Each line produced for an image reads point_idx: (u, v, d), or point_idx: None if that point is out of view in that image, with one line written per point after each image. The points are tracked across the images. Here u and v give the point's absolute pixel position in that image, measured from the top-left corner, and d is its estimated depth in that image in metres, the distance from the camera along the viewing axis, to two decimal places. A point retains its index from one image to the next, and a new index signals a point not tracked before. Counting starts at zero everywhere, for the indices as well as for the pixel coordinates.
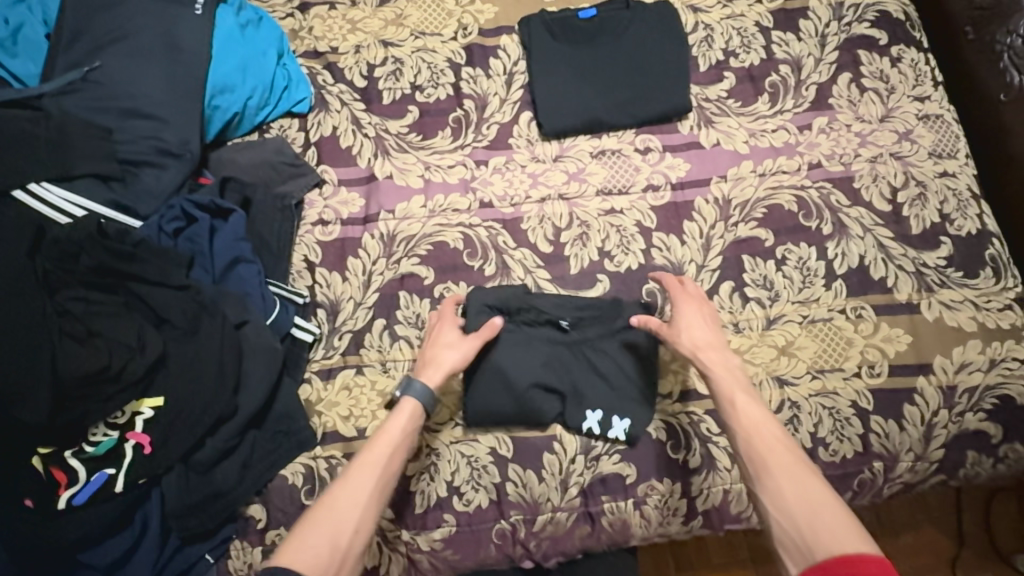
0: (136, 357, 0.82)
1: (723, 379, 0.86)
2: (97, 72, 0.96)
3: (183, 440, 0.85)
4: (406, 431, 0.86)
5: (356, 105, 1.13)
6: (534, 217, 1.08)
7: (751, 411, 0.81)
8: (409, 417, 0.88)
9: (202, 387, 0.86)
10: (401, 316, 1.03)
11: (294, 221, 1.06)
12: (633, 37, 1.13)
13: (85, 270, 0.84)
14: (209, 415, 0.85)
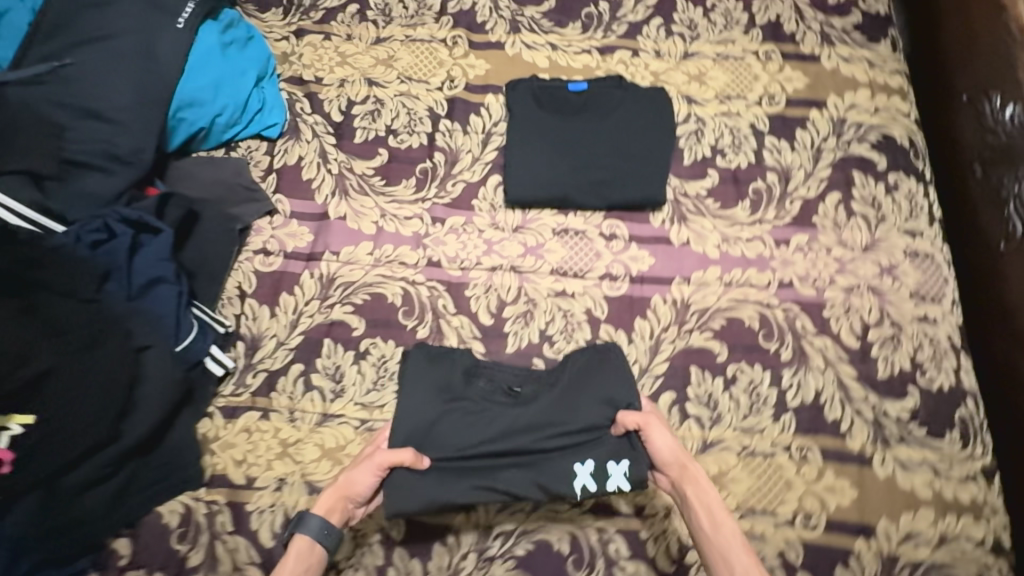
0: (18, 368, 0.80)
1: (705, 508, 0.84)
2: (67, 69, 0.94)
3: (49, 461, 0.81)
4: (308, 563, 0.83)
5: (327, 138, 1.11)
6: (480, 285, 1.03)
7: (744, 556, 0.81)
8: (308, 560, 0.83)
9: (83, 409, 0.82)
10: (320, 365, 0.98)
11: (235, 247, 1.02)
12: (621, 117, 1.09)
13: None
14: (85, 440, 0.82)
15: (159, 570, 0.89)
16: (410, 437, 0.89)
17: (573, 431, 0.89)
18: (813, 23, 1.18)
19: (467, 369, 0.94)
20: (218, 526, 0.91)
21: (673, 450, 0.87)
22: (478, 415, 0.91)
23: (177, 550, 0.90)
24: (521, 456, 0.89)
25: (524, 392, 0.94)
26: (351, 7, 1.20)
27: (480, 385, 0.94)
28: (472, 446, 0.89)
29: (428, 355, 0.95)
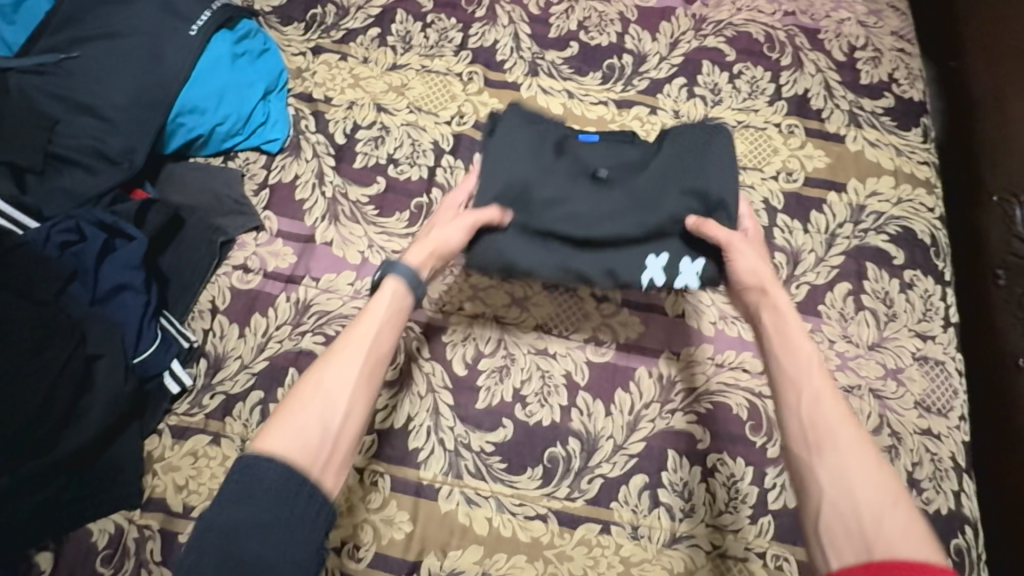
0: None
1: (785, 332, 0.74)
2: (71, 62, 0.94)
3: None
4: (388, 325, 0.74)
5: (327, 159, 1.09)
6: (459, 332, 0.99)
7: (821, 385, 0.68)
8: (396, 298, 0.76)
9: (22, 411, 0.80)
10: (280, 395, 0.94)
11: (214, 259, 0.99)
12: None
13: None
14: (15, 445, 0.79)
15: None
16: (501, 196, 0.85)
17: (653, 227, 0.85)
18: (843, 101, 1.13)
19: (552, 151, 0.89)
20: (146, 553, 0.86)
21: (755, 273, 0.81)
22: (563, 212, 0.85)
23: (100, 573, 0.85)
24: (607, 245, 0.86)
25: (613, 177, 0.88)
26: (372, 30, 1.19)
27: (567, 164, 0.88)
28: (562, 226, 0.85)
29: (521, 113, 0.92)
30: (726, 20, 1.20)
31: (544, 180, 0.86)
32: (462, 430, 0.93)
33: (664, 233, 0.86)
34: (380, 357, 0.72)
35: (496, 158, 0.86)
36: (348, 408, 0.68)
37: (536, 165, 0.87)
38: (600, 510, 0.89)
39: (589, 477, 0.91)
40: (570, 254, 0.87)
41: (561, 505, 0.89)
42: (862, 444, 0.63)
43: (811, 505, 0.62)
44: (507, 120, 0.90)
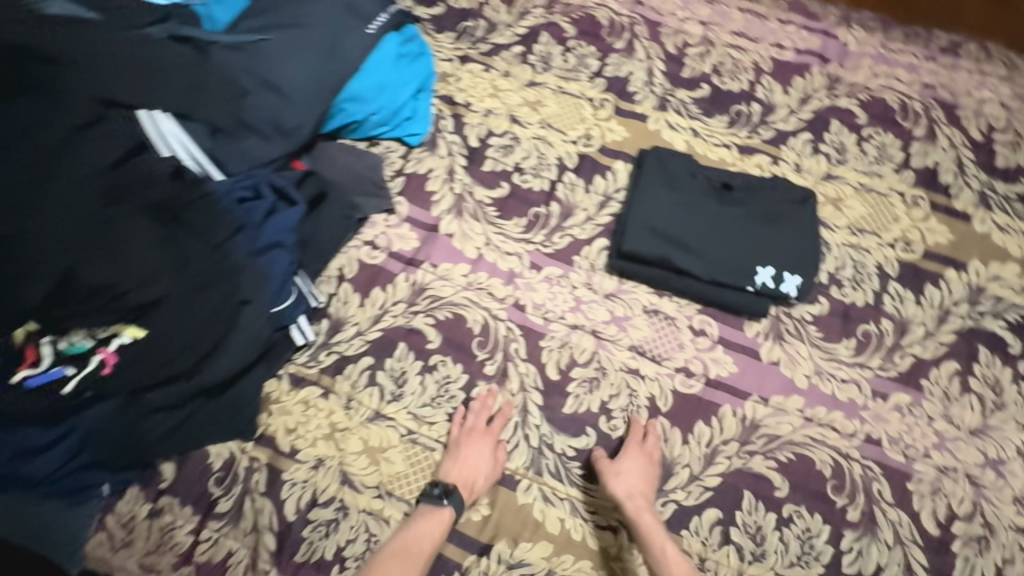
0: (139, 290, 0.86)
1: (648, 533, 0.87)
2: (264, 43, 1.05)
3: (137, 377, 0.88)
4: (431, 531, 0.88)
5: (459, 159, 1.18)
6: (557, 338, 1.04)
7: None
8: (438, 523, 0.88)
9: (183, 339, 0.89)
10: (388, 365, 1.02)
11: (349, 233, 1.10)
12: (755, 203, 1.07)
13: (148, 198, 0.89)
14: (170, 367, 0.89)
15: (189, 505, 0.94)
16: (647, 219, 1.04)
17: (779, 252, 1.03)
18: (973, 180, 1.12)
19: (691, 168, 1.10)
20: (252, 483, 0.95)
21: (631, 485, 0.91)
22: (701, 224, 1.05)
23: (210, 493, 0.95)
24: (746, 260, 1.03)
25: (735, 192, 1.08)
26: (516, 48, 1.28)
27: (701, 182, 1.09)
28: (702, 242, 1.03)
29: (661, 154, 1.11)
30: (860, 84, 1.21)
31: (684, 211, 1.05)
32: (547, 430, 0.98)
33: (783, 257, 1.03)
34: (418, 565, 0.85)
35: (644, 185, 1.08)
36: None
37: (676, 187, 1.08)
38: (670, 535, 0.91)
39: (662, 500, 0.93)
40: (722, 271, 1.02)
41: (633, 522, 0.92)
42: None
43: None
44: (651, 154, 1.11)
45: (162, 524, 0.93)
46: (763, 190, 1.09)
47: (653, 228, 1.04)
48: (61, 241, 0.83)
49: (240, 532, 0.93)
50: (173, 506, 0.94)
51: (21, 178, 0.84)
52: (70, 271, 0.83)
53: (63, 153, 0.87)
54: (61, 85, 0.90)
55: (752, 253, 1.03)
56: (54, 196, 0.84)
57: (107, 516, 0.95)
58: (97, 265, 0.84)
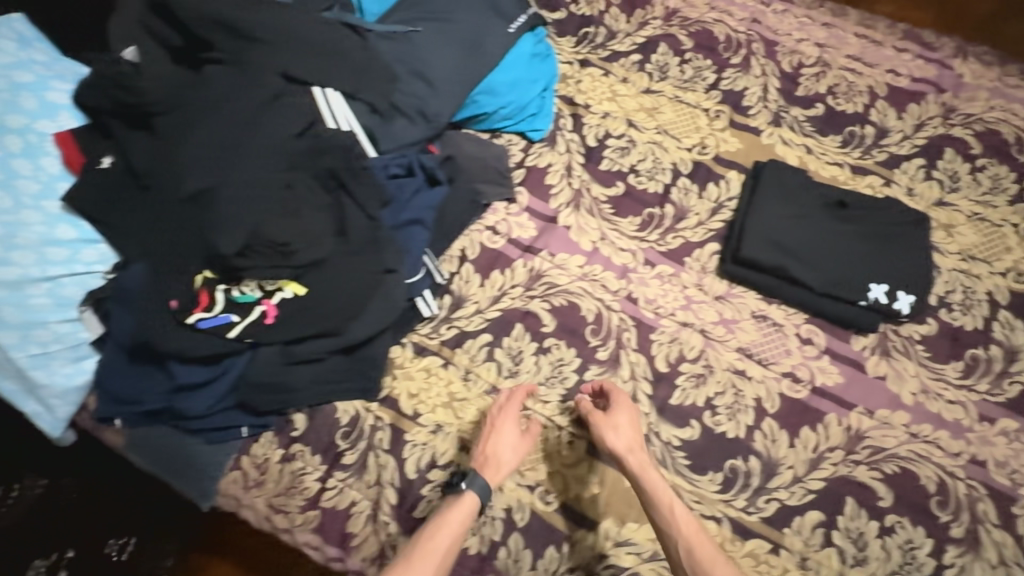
0: (308, 249, 0.95)
1: (653, 487, 0.91)
2: (415, 34, 1.14)
3: (293, 329, 0.96)
4: (458, 520, 0.91)
5: (577, 156, 1.24)
6: (667, 334, 1.08)
7: (698, 536, 0.87)
8: (466, 510, 0.92)
9: (337, 299, 0.96)
10: (506, 343, 1.08)
11: (472, 218, 1.16)
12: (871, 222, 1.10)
13: (321, 168, 0.98)
14: (322, 323, 0.96)
15: (319, 454, 1.01)
16: (763, 228, 1.09)
17: (892, 271, 1.06)
18: None
19: (806, 183, 1.14)
20: (375, 440, 1.02)
21: (627, 439, 0.95)
22: (815, 237, 1.09)
23: (337, 445, 1.02)
24: (859, 276, 1.06)
25: (850, 209, 1.11)
26: (635, 55, 1.34)
27: (815, 196, 1.13)
28: (815, 254, 1.08)
29: (778, 167, 1.15)
30: (976, 115, 1.23)
31: (799, 223, 1.10)
32: (655, 420, 1.02)
33: (896, 276, 1.06)
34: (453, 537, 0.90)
35: (760, 195, 1.13)
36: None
37: (791, 200, 1.12)
38: (773, 532, 0.95)
39: (766, 497, 0.97)
40: (835, 284, 1.06)
41: (736, 515, 0.96)
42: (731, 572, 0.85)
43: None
44: (769, 166, 1.16)
45: (293, 469, 1.01)
46: (878, 209, 1.12)
47: (769, 237, 1.09)
48: (247, 198, 0.93)
49: (364, 484, 0.99)
50: (304, 453, 1.01)
51: (220, 138, 0.94)
52: (252, 226, 0.92)
53: (255, 120, 0.95)
54: (248, 60, 0.98)
55: (865, 269, 1.06)
56: (247, 158, 0.94)
57: (242, 456, 1.03)
58: (273, 225, 0.93)
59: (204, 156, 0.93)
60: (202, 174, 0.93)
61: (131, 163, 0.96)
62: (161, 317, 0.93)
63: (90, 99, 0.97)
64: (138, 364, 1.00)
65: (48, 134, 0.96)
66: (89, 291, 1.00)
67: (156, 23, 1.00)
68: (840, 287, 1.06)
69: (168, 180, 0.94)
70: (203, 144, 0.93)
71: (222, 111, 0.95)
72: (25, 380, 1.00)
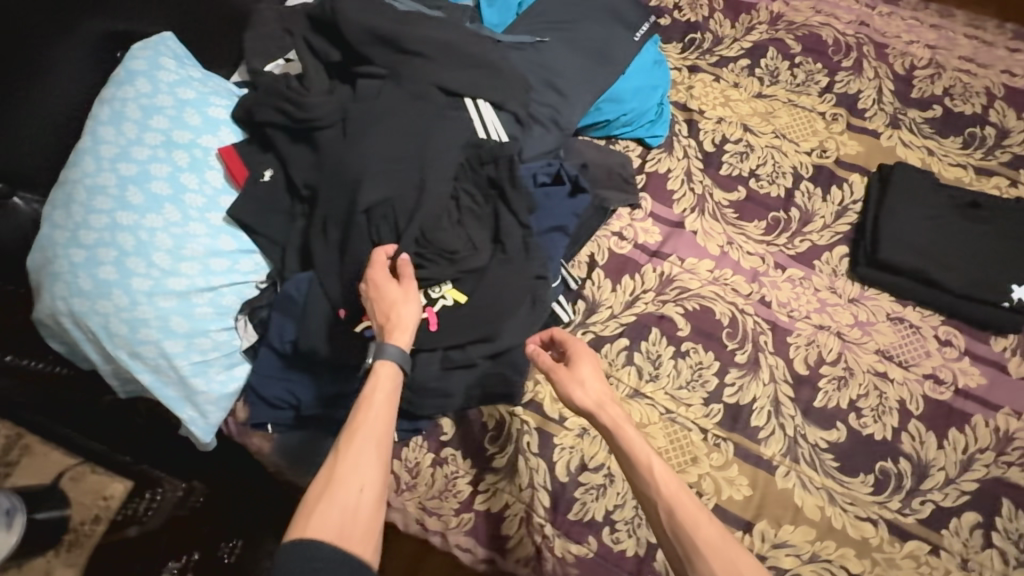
0: (472, 256, 0.99)
1: (628, 444, 0.83)
2: (543, 46, 1.17)
3: (455, 335, 0.99)
4: (381, 389, 0.82)
5: (696, 162, 1.25)
6: (804, 337, 1.09)
7: (676, 488, 0.79)
8: (383, 377, 0.83)
9: (497, 305, 0.99)
10: (644, 347, 1.09)
11: (600, 223, 1.18)
12: (1005, 222, 1.11)
13: (479, 180, 1.02)
14: (482, 329, 0.99)
15: (470, 458, 1.03)
16: (896, 231, 1.10)
17: None
18: None
19: (934, 186, 1.15)
20: (523, 443, 1.03)
21: (595, 392, 0.88)
22: (949, 239, 1.10)
23: (486, 449, 1.03)
24: (998, 277, 1.06)
25: (982, 210, 1.12)
26: (743, 60, 1.34)
27: (945, 198, 1.14)
28: (952, 256, 1.08)
29: (905, 170, 1.17)
30: None
31: (932, 226, 1.11)
32: (801, 422, 1.03)
33: None
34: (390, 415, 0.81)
35: (889, 199, 1.14)
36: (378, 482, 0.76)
37: (921, 202, 1.13)
38: (931, 533, 0.95)
39: (920, 499, 0.97)
40: (975, 285, 1.06)
41: (892, 516, 0.96)
42: (717, 529, 0.76)
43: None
44: (895, 169, 1.17)
45: (446, 472, 1.02)
46: (1010, 210, 1.12)
47: (902, 239, 1.10)
48: (415, 209, 0.97)
49: (516, 487, 1.01)
50: (455, 457, 1.03)
51: (388, 151, 0.98)
52: (418, 232, 0.97)
53: (419, 134, 1.00)
54: (407, 72, 1.02)
55: (1004, 270, 1.07)
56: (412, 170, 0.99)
57: (393, 460, 1.04)
58: (437, 230, 0.98)
59: (377, 167, 0.98)
60: (375, 185, 0.97)
61: (299, 175, 1.01)
62: (335, 326, 0.98)
63: (259, 114, 1.03)
64: (294, 371, 1.03)
65: (213, 149, 1.02)
66: (246, 300, 1.04)
67: (317, 44, 1.07)
68: (980, 288, 1.06)
69: (338, 191, 0.98)
70: (373, 156, 0.97)
71: (387, 123, 0.99)
72: (185, 387, 1.01)
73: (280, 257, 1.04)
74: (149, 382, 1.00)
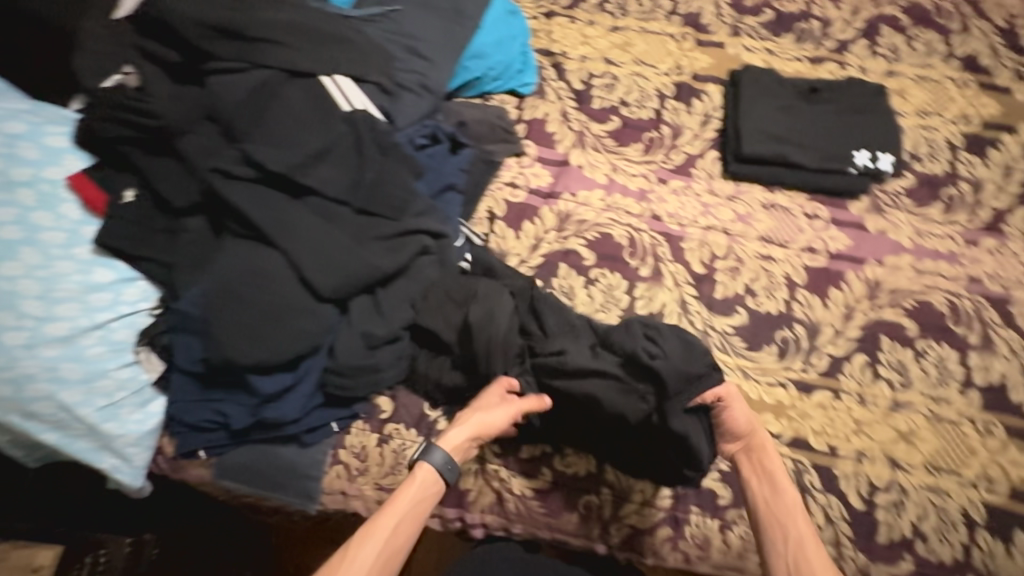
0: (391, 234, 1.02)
1: (789, 508, 0.92)
2: (395, 12, 1.16)
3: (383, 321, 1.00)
4: (420, 492, 0.94)
5: (569, 102, 1.30)
6: (695, 240, 1.18)
7: (802, 528, 0.91)
8: (417, 484, 0.94)
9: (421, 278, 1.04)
10: (557, 284, 1.14)
11: (491, 176, 1.21)
12: (841, 101, 1.24)
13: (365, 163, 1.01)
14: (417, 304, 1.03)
15: (414, 427, 1.04)
16: (756, 126, 1.20)
17: (868, 138, 1.20)
18: (1008, 61, 1.32)
19: (779, 79, 1.26)
20: (463, 401, 1.06)
21: (767, 458, 0.97)
22: (800, 124, 1.21)
23: (428, 416, 1.05)
24: (844, 149, 1.19)
25: (821, 93, 1.25)
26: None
27: (790, 89, 1.25)
28: (805, 138, 1.20)
29: (752, 70, 1.27)
30: None
31: (785, 116, 1.21)
32: (708, 315, 1.12)
33: (874, 142, 1.20)
34: (406, 530, 0.91)
35: (745, 99, 1.24)
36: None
37: (771, 96, 1.24)
38: (831, 381, 1.07)
39: (817, 355, 1.09)
40: (827, 160, 1.19)
41: (797, 375, 1.08)
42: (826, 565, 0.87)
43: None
44: (744, 71, 1.27)
45: (394, 447, 1.04)
46: (844, 89, 1.25)
47: (762, 132, 1.20)
48: (314, 221, 0.97)
49: None
50: (400, 431, 1.04)
51: (260, 150, 0.95)
52: (322, 241, 0.96)
53: (287, 130, 0.97)
54: (258, 60, 0.99)
55: (848, 142, 1.20)
56: (288, 162, 0.95)
57: (339, 450, 1.04)
58: (343, 233, 0.97)
59: (257, 185, 0.96)
60: (260, 204, 0.95)
61: (169, 189, 0.97)
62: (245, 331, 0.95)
63: (107, 132, 0.97)
64: (214, 390, 1.00)
65: (61, 180, 0.95)
66: (141, 330, 0.98)
67: (155, 50, 1.01)
68: (832, 162, 1.19)
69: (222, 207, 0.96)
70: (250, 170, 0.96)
71: (252, 123, 0.97)
72: (98, 436, 0.96)
73: (167, 278, 0.98)
74: (54, 440, 0.94)
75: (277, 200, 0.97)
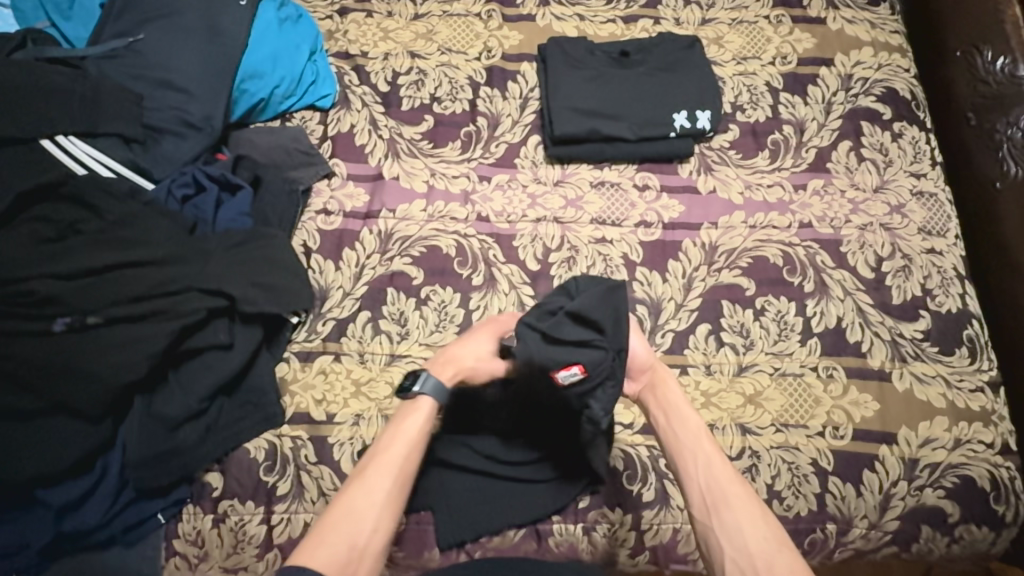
0: (154, 308, 0.90)
1: (698, 433, 0.87)
2: (140, 44, 1.04)
3: (177, 399, 0.91)
4: (414, 421, 0.86)
5: (376, 107, 1.19)
6: (526, 235, 1.12)
7: (711, 451, 0.85)
8: (424, 411, 0.87)
9: (206, 344, 0.93)
10: (386, 311, 1.06)
11: (300, 207, 1.09)
12: (654, 60, 1.18)
13: (112, 232, 0.92)
14: (211, 374, 0.93)
15: (250, 499, 0.94)
16: (566, 102, 1.13)
17: (684, 95, 1.15)
18: None
19: (589, 48, 1.19)
20: (302, 458, 0.96)
21: (674, 392, 0.92)
22: (614, 92, 1.15)
23: (265, 482, 0.95)
24: (662, 111, 1.14)
25: (632, 57, 1.19)
26: None
27: (601, 57, 1.18)
28: (620, 106, 1.14)
29: (560, 42, 1.19)
30: None
31: (597, 86, 1.15)
32: None
33: (690, 98, 1.15)
34: (420, 454, 0.85)
35: (555, 75, 1.16)
36: (393, 511, 0.79)
37: (581, 67, 1.17)
38: (677, 357, 1.05)
39: (662, 333, 1.06)
40: (645, 125, 1.13)
41: None
42: (738, 488, 0.81)
43: (717, 558, 0.78)
44: (552, 44, 1.19)
45: (232, 524, 0.93)
46: (654, 48, 1.20)
47: (574, 107, 1.13)
48: (59, 312, 0.88)
49: (309, 502, 0.94)
50: (235, 505, 0.94)
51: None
52: (78, 329, 0.88)
53: (23, 220, 0.91)
54: None
55: (665, 103, 1.14)
56: (30, 248, 0.90)
57: (174, 541, 0.93)
58: (98, 316, 0.88)
59: None
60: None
61: None
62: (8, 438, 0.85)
63: None
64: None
65: None
66: None
67: None
68: (650, 127, 1.13)
69: None
70: None
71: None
72: None
73: None
74: None
75: (20, 292, 0.87)
